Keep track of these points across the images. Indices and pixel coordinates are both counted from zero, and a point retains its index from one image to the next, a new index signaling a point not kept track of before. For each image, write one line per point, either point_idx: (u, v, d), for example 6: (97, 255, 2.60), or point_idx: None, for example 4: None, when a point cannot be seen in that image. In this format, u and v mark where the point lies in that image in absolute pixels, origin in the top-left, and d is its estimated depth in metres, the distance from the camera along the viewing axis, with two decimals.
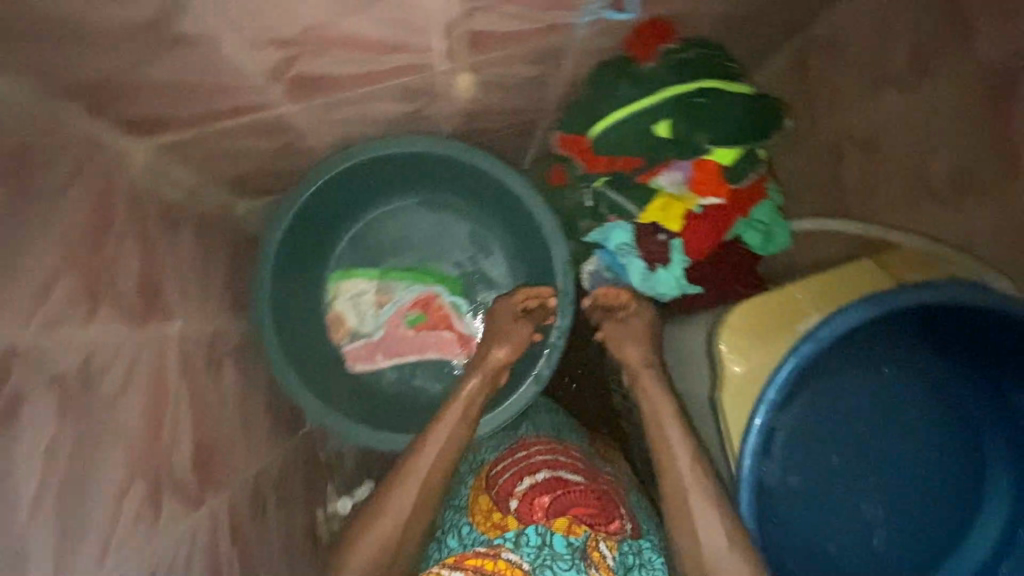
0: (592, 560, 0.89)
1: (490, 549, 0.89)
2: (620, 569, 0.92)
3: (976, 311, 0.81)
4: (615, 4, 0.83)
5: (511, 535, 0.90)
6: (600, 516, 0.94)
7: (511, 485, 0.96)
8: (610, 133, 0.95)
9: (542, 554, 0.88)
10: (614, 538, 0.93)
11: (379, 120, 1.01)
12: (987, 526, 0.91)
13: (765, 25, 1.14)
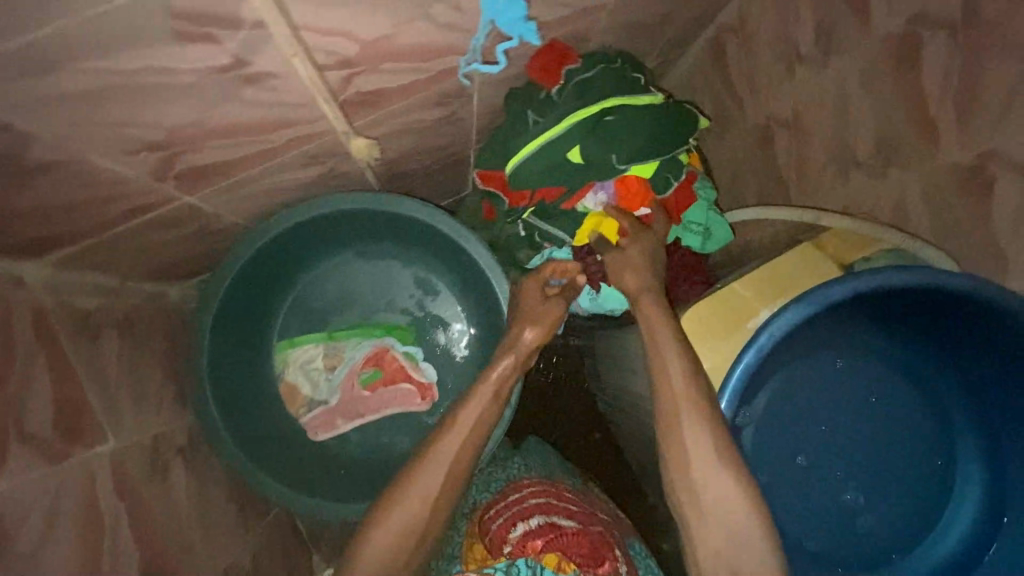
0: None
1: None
2: None
3: (919, 287, 0.80)
4: (484, 56, 0.82)
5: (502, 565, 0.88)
6: (592, 558, 0.91)
7: (506, 527, 0.96)
8: (525, 166, 0.91)
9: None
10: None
11: (296, 186, 0.98)
12: (967, 490, 0.91)
13: (669, 25, 1.14)
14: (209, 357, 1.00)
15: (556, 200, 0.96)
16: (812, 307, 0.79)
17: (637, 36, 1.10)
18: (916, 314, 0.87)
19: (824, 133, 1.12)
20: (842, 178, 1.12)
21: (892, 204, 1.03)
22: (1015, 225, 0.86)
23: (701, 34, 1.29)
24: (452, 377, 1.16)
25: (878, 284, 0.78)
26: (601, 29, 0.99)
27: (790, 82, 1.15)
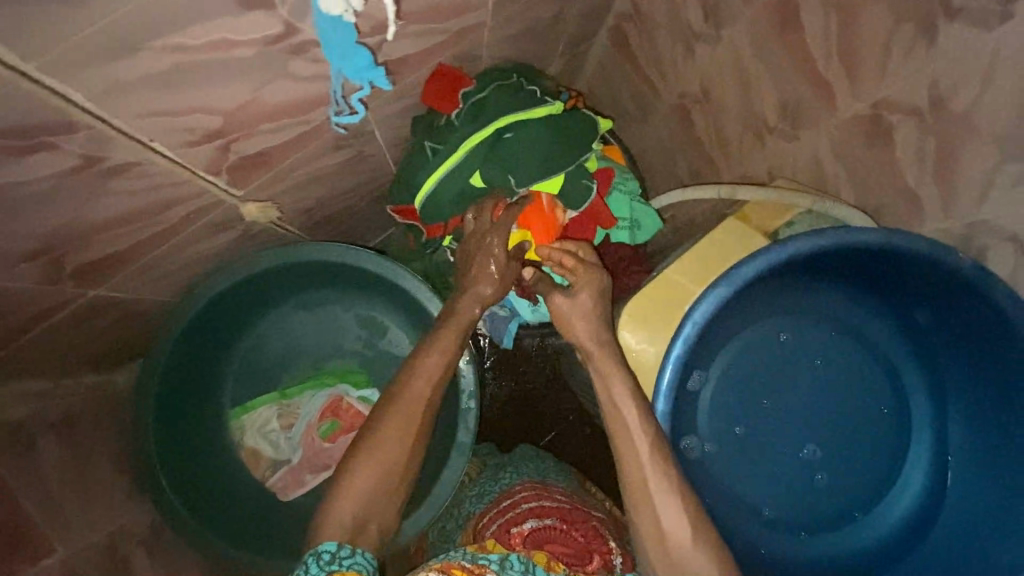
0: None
1: (474, 566, 0.79)
2: None
3: (835, 249, 0.81)
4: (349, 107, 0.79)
5: (498, 557, 0.82)
6: (580, 555, 0.92)
7: (502, 530, 0.95)
8: (432, 199, 0.92)
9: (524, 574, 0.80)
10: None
11: (214, 256, 0.97)
12: (922, 430, 0.93)
13: (562, 24, 1.14)
14: (159, 441, 0.99)
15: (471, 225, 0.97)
16: (734, 282, 0.80)
17: (530, 42, 1.10)
18: (842, 270, 0.88)
19: (733, 104, 1.12)
20: (757, 146, 1.12)
21: (808, 163, 1.04)
22: (920, 165, 0.87)
23: (601, 25, 1.29)
24: None
25: (793, 249, 0.79)
26: (488, 40, 0.97)
27: (692, 59, 1.15)
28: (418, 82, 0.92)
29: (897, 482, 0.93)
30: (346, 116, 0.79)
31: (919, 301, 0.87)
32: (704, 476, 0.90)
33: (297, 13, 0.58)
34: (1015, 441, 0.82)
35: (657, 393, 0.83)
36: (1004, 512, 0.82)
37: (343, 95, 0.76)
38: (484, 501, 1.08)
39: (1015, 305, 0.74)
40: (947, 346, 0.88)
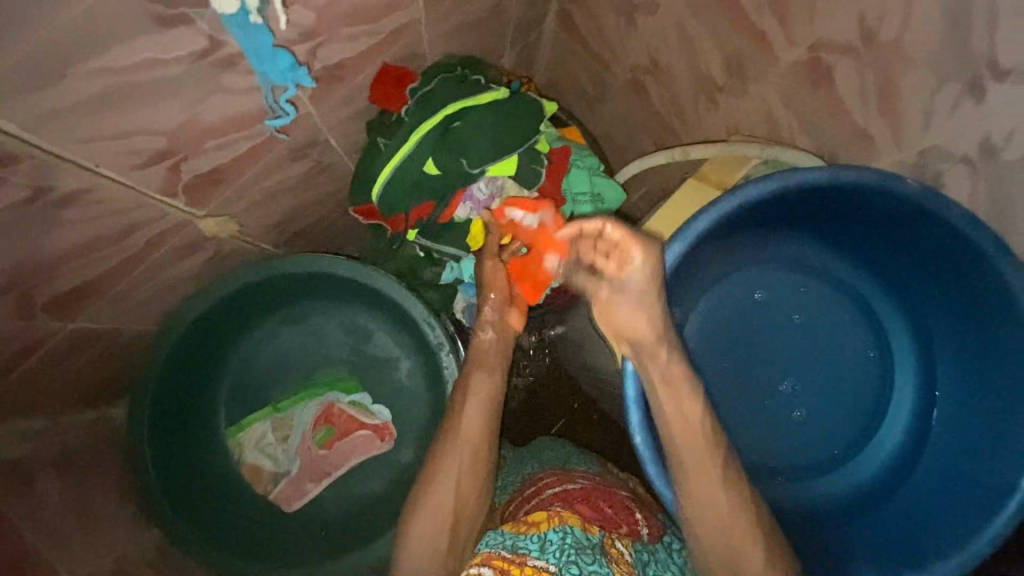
0: (613, 557, 0.85)
1: (515, 554, 0.82)
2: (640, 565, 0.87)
3: (786, 192, 0.82)
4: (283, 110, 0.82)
5: (537, 539, 0.84)
6: (611, 522, 0.93)
7: (536, 508, 0.93)
8: (389, 196, 0.94)
9: (566, 550, 0.81)
10: (630, 540, 0.91)
11: (190, 280, 0.99)
12: (906, 361, 0.94)
13: (504, 13, 1.16)
14: (159, 464, 1.03)
15: (431, 215, 0.98)
16: (692, 236, 0.81)
17: (475, 36, 1.12)
18: (802, 213, 0.89)
19: (681, 69, 1.13)
20: (712, 108, 1.13)
21: (762, 118, 1.05)
22: (863, 99, 0.88)
23: (546, 11, 1.31)
24: (407, 408, 1.15)
25: (747, 196, 0.80)
26: (431, 36, 1.00)
27: (636, 29, 1.17)
28: (364, 86, 0.95)
29: (885, 418, 0.94)
30: (276, 119, 0.80)
31: (886, 237, 0.88)
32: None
33: (215, 26, 0.62)
34: (995, 366, 0.82)
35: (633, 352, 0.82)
36: (993, 440, 0.81)
37: (273, 99, 0.77)
38: (507, 492, 1.06)
39: (971, 225, 0.74)
40: (921, 280, 0.89)
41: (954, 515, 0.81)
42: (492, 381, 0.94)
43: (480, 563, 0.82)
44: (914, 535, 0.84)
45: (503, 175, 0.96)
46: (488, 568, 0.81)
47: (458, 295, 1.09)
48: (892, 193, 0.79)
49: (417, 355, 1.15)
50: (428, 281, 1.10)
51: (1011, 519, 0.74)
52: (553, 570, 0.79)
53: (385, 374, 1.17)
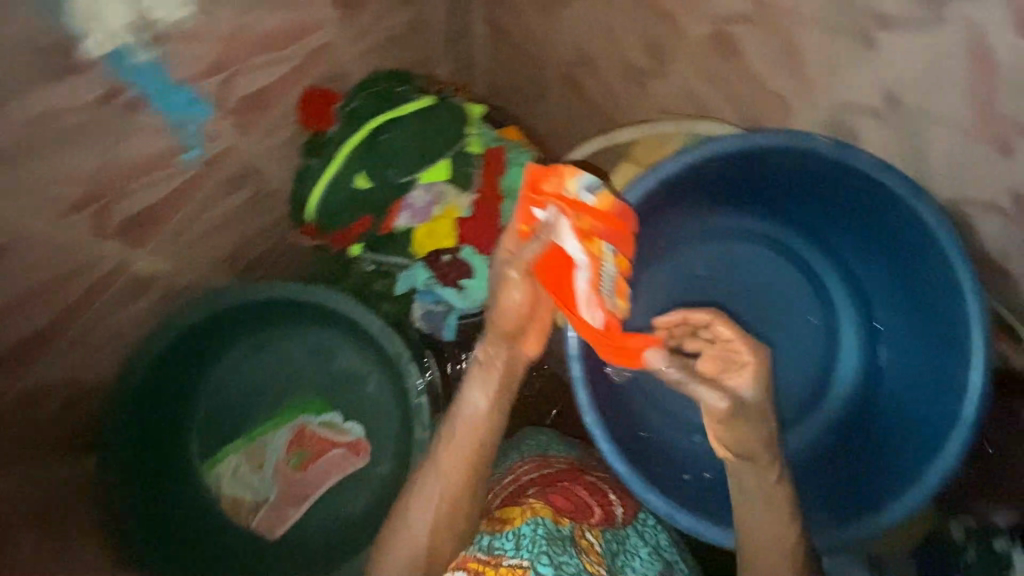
0: (584, 548, 0.87)
1: (490, 556, 0.83)
2: (610, 556, 0.90)
3: (703, 165, 0.84)
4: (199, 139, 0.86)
5: (512, 537, 0.85)
6: (584, 510, 0.94)
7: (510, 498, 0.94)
8: (327, 213, 0.98)
9: (538, 543, 0.83)
10: (600, 528, 0.93)
11: (144, 317, 1.02)
12: (846, 302, 0.99)
13: (429, 25, 1.18)
14: (138, 501, 1.05)
15: (371, 228, 1.01)
16: None
17: (403, 51, 1.14)
18: (726, 182, 0.92)
19: (607, 57, 1.16)
20: (642, 91, 1.15)
21: (688, 94, 1.07)
22: (769, 63, 0.92)
23: (476, 19, 1.32)
24: (378, 422, 1.16)
25: (667, 171, 0.83)
26: (355, 54, 1.03)
27: (560, 25, 1.19)
28: (292, 111, 0.97)
29: (838, 357, 1.00)
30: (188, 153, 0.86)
31: (809, 198, 0.92)
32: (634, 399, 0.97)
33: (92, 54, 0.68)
34: (926, 298, 0.85)
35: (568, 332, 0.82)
36: (938, 376, 0.83)
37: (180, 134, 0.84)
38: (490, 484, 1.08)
39: (880, 172, 0.77)
40: (850, 233, 0.93)
41: (908, 448, 0.85)
42: (491, 396, 0.83)
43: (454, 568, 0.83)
44: (876, 468, 0.88)
45: (439, 182, 1.00)
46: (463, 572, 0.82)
47: (415, 304, 1.11)
48: (803, 151, 0.81)
49: (383, 368, 1.16)
50: (382, 294, 1.11)
51: (959, 448, 0.76)
52: (526, 566, 0.81)
53: (356, 392, 1.18)
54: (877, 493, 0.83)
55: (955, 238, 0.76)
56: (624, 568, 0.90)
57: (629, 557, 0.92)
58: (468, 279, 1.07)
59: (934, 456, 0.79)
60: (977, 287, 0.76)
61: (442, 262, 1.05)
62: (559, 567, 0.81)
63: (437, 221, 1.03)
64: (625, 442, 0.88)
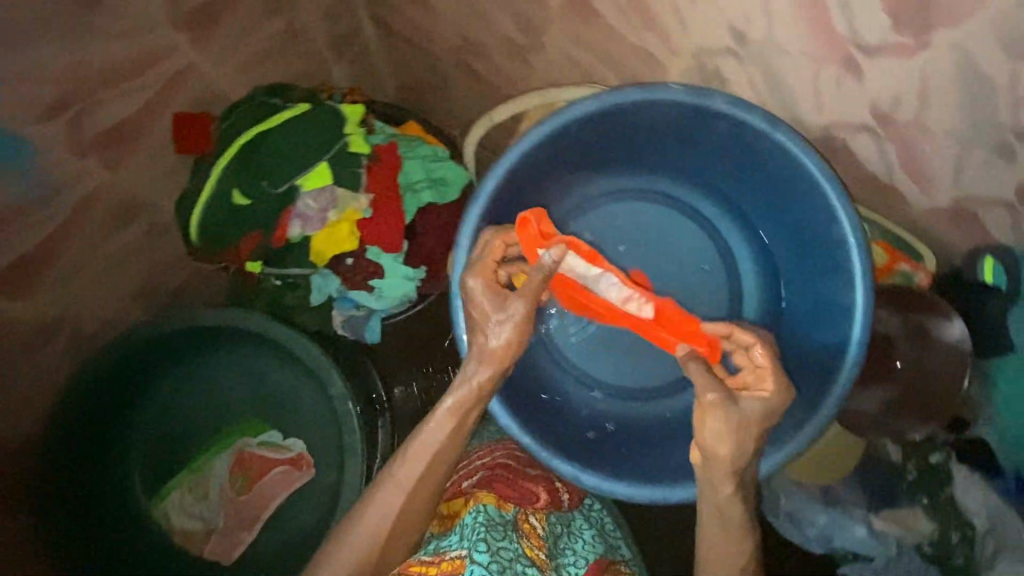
0: (525, 532, 0.84)
1: (434, 556, 0.78)
2: (552, 537, 0.88)
3: (568, 132, 0.84)
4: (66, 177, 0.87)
5: (455, 534, 0.81)
6: (529, 495, 0.90)
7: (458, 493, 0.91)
8: (214, 235, 0.98)
9: (477, 531, 0.78)
10: (545, 512, 0.90)
11: (61, 363, 1.03)
12: (740, 247, 0.99)
13: (309, 34, 1.17)
14: (88, 543, 1.08)
15: (262, 242, 1.00)
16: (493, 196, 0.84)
17: (285, 63, 1.13)
18: (600, 149, 0.91)
19: (490, 39, 1.15)
20: (529, 66, 1.13)
21: (569, 62, 1.06)
22: (629, 20, 0.91)
23: (364, 22, 1.29)
24: (316, 434, 1.16)
25: (529, 143, 0.82)
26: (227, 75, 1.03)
27: (437, 14, 1.18)
28: (165, 140, 0.97)
29: (741, 302, 0.99)
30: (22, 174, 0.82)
31: (684, 148, 0.92)
32: (541, 369, 0.99)
33: None
34: (808, 228, 0.85)
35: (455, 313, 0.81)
36: (830, 302, 0.85)
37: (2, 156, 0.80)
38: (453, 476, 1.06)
39: (735, 109, 0.78)
40: (730, 176, 0.93)
41: (812, 381, 0.85)
42: (472, 407, 0.79)
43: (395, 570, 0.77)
44: (783, 406, 0.87)
45: (321, 187, 1.00)
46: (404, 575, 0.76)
47: (335, 311, 1.12)
48: (661, 102, 0.81)
49: (313, 381, 1.15)
50: (297, 307, 1.11)
51: (853, 369, 0.78)
52: (464, 555, 0.76)
53: (294, 408, 1.16)
54: (786, 426, 0.84)
55: (822, 162, 0.77)
56: (566, 550, 0.89)
57: (570, 539, 0.91)
58: (377, 279, 1.08)
59: (831, 383, 0.80)
60: (850, 207, 0.77)
61: (345, 265, 1.06)
62: (497, 554, 0.76)
63: (335, 227, 1.02)
64: (530, 411, 0.89)
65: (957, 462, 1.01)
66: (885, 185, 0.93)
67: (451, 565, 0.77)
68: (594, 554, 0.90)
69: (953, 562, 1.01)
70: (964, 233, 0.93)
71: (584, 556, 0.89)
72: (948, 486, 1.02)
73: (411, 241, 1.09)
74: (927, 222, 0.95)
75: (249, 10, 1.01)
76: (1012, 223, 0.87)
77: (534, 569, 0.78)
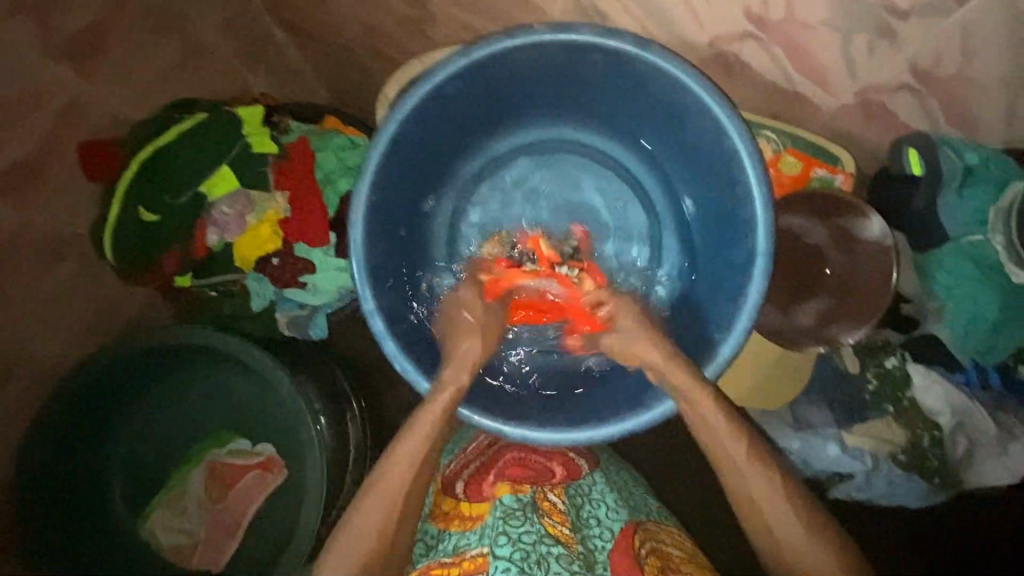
0: (546, 511, 0.81)
1: (454, 555, 0.78)
2: (574, 511, 0.82)
3: (444, 94, 0.83)
4: None
5: (478, 530, 0.79)
6: (544, 473, 0.86)
7: (470, 490, 0.83)
8: (126, 254, 1.01)
9: (496, 526, 0.78)
10: (563, 486, 0.85)
11: (20, 400, 1.04)
12: (651, 185, 0.97)
13: (211, 46, 1.15)
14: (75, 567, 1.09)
15: (184, 254, 1.04)
16: (379, 168, 0.83)
17: (190, 78, 1.13)
18: (484, 107, 0.91)
19: (386, 17, 1.12)
20: (426, 40, 1.11)
21: (460, 28, 1.05)
22: None
23: (271, 25, 1.22)
24: (281, 438, 1.16)
25: (404, 112, 0.81)
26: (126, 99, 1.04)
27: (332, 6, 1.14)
28: (74, 168, 1.00)
29: (660, 239, 0.98)
30: None
31: (571, 92, 0.90)
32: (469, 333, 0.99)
33: None
34: (705, 148, 0.83)
35: (355, 287, 0.81)
36: (736, 220, 0.82)
37: None
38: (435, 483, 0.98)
39: (602, 35, 0.77)
40: (625, 112, 0.90)
41: (726, 301, 0.83)
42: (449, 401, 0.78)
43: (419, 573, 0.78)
44: (702, 333, 0.86)
45: (231, 192, 1.03)
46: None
47: (279, 313, 1.11)
48: (529, 45, 0.80)
49: (268, 389, 1.16)
50: (237, 313, 1.13)
51: (762, 281, 0.76)
52: (487, 552, 0.76)
53: (258, 415, 1.17)
54: (707, 351, 0.81)
55: (700, 76, 0.75)
56: (591, 520, 0.82)
57: (595, 506, 0.83)
58: (308, 275, 1.08)
59: (743, 299, 0.78)
60: (736, 116, 0.75)
61: (272, 265, 1.07)
62: (518, 542, 0.76)
63: (255, 230, 1.04)
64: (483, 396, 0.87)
65: (912, 362, 0.97)
66: (790, 92, 0.89)
67: (473, 563, 0.77)
68: (620, 520, 0.82)
69: (928, 465, 0.98)
70: (878, 127, 0.90)
71: (610, 526, 0.81)
72: (907, 389, 0.98)
73: (339, 231, 1.09)
74: (840, 122, 0.91)
75: (135, 29, 1.02)
76: (917, 103, 0.85)
77: (559, 548, 0.76)
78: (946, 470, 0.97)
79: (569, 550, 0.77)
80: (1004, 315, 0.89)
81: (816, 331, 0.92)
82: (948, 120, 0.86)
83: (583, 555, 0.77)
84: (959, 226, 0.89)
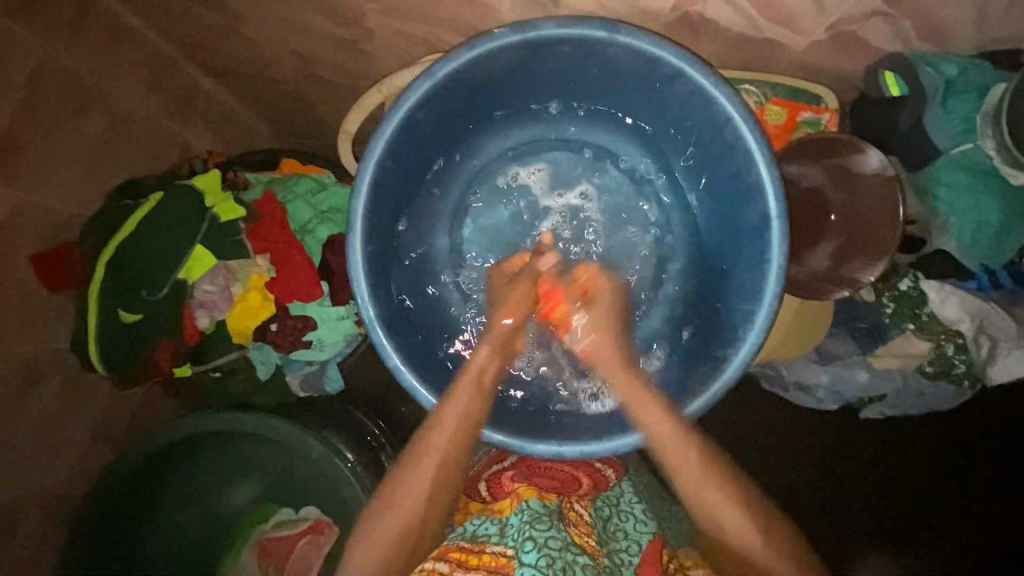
0: (572, 520, 0.78)
1: (474, 543, 0.76)
2: (600, 523, 0.80)
3: (414, 121, 0.78)
4: None
5: (499, 523, 0.78)
6: (570, 482, 0.83)
7: (494, 488, 0.82)
8: (115, 360, 0.96)
9: (523, 530, 0.76)
10: (589, 497, 0.82)
11: (52, 512, 1.01)
12: (641, 166, 0.96)
13: (142, 114, 1.06)
14: None
15: (179, 344, 0.99)
16: (368, 214, 0.79)
17: (129, 155, 1.04)
18: (457, 124, 0.87)
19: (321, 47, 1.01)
20: (367, 58, 1.00)
21: (402, 39, 0.95)
22: None
23: (196, 74, 1.12)
24: (321, 496, 1.09)
25: (378, 151, 0.77)
26: (67, 196, 0.96)
27: (253, 41, 1.02)
28: (34, 285, 0.93)
29: (662, 217, 0.96)
30: None
31: (541, 87, 0.86)
32: None
33: None
34: (691, 121, 0.81)
35: (375, 343, 0.78)
36: (740, 189, 0.80)
37: None
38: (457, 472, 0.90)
39: (568, 27, 0.73)
40: (602, 99, 0.88)
41: (745, 270, 0.82)
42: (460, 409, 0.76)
43: (434, 557, 0.76)
44: (727, 310, 0.85)
45: (209, 270, 0.97)
46: (445, 562, 0.75)
47: (289, 376, 1.05)
48: (490, 53, 0.75)
49: (297, 454, 1.09)
50: (248, 390, 1.07)
51: (780, 245, 0.75)
52: (512, 554, 0.74)
53: (292, 481, 1.11)
54: (739, 324, 0.80)
55: (678, 48, 0.72)
56: (617, 534, 0.79)
57: (622, 520, 0.81)
58: (311, 332, 1.01)
59: (766, 267, 0.77)
60: (721, 83, 0.72)
61: (271, 332, 1.00)
62: (544, 547, 0.73)
63: (245, 303, 0.99)
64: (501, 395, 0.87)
65: (925, 280, 0.98)
66: (758, 40, 0.87)
67: (494, 559, 0.74)
68: (647, 533, 0.80)
69: (955, 371, 1.00)
70: (853, 56, 0.88)
71: (637, 539, 0.79)
72: (925, 305, 0.98)
73: (330, 279, 1.02)
74: (814, 58, 0.89)
75: (55, 119, 0.93)
76: (889, 28, 0.83)
77: (585, 558, 0.73)
78: (971, 370, 1.00)
79: (595, 561, 0.74)
80: (1006, 218, 0.90)
81: (833, 275, 0.93)
82: (921, 37, 0.85)
83: (609, 567, 0.74)
84: (951, 139, 0.89)
